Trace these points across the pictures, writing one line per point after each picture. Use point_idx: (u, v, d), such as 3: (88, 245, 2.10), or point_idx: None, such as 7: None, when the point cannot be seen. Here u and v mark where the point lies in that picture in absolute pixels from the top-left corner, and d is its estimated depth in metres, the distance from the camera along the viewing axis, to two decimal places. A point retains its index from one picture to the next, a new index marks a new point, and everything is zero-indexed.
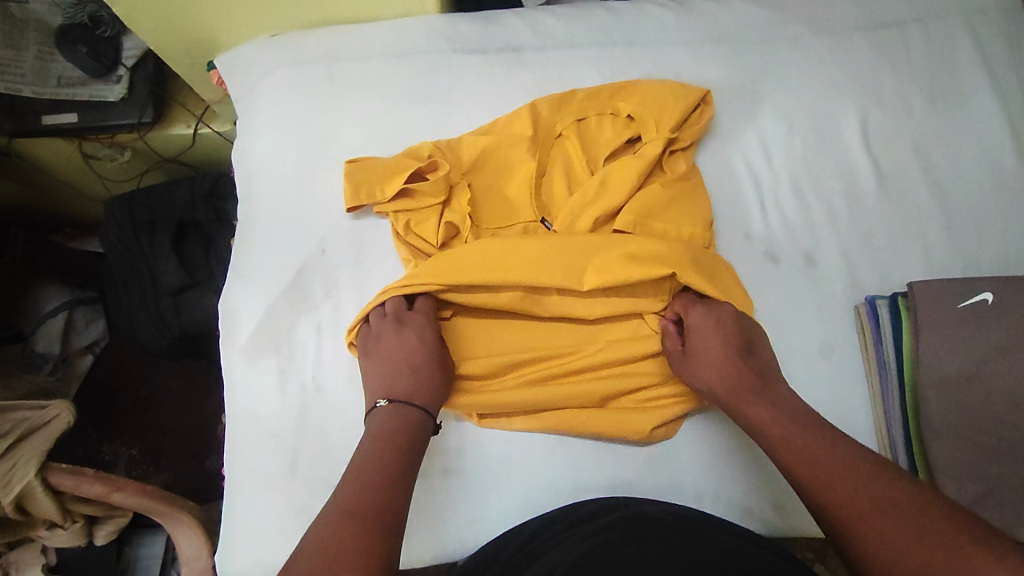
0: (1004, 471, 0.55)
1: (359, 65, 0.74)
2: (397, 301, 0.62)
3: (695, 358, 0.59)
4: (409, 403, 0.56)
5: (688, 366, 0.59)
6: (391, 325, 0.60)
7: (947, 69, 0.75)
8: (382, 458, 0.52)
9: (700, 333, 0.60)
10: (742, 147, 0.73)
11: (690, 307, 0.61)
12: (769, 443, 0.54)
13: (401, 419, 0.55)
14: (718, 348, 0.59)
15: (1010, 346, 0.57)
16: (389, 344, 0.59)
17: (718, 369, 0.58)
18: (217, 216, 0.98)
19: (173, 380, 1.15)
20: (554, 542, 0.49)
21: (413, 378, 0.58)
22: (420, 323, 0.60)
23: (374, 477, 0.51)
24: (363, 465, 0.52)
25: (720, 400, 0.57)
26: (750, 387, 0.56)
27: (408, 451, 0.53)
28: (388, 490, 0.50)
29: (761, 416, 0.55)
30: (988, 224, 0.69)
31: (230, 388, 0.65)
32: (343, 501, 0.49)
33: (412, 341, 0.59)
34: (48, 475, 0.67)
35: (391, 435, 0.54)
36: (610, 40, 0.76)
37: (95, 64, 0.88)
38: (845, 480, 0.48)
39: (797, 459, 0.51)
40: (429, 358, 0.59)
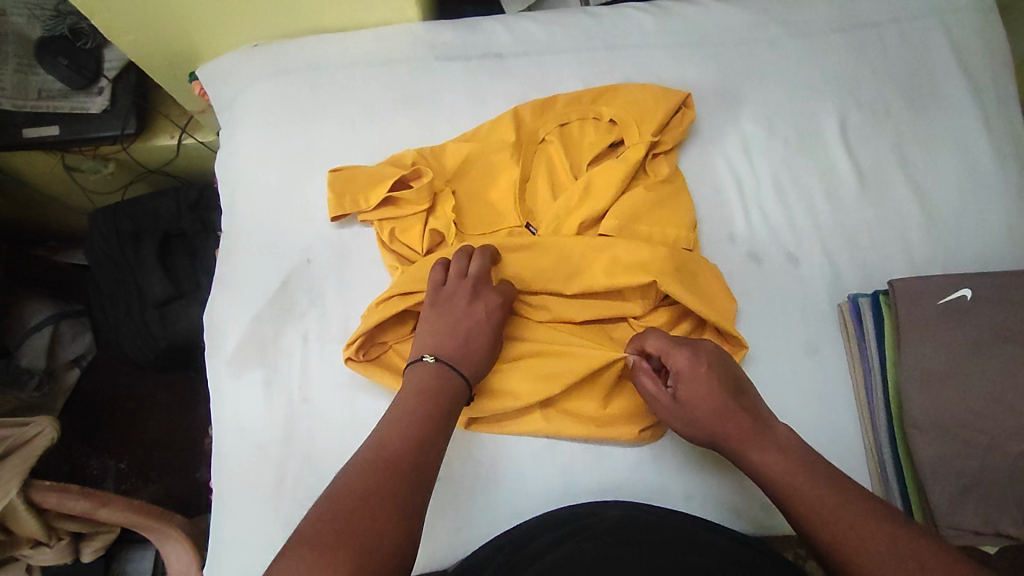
0: (987, 465, 0.56)
1: (341, 73, 0.74)
2: (482, 267, 0.60)
3: (687, 407, 0.55)
4: (459, 375, 0.55)
5: (682, 417, 0.56)
6: (468, 289, 0.59)
7: (923, 69, 0.76)
8: (423, 413, 0.52)
9: (684, 376, 0.56)
10: (724, 149, 0.73)
11: (669, 348, 0.57)
12: (782, 494, 0.49)
13: (447, 387, 0.54)
14: (711, 397, 0.54)
15: (991, 341, 0.58)
16: (458, 309, 0.58)
17: (716, 418, 0.54)
18: (203, 227, 0.97)
19: (161, 392, 1.15)
20: (545, 548, 0.49)
21: (474, 349, 0.57)
22: (492, 300, 0.59)
23: (409, 426, 0.51)
24: (406, 414, 0.52)
25: (720, 444, 0.54)
26: (753, 428, 0.53)
27: (448, 412, 0.53)
28: (428, 441, 0.50)
29: (769, 462, 0.51)
30: (966, 221, 0.70)
31: (218, 400, 0.65)
32: (379, 446, 0.49)
33: (479, 315, 0.58)
34: (32, 494, 0.67)
35: (435, 395, 0.53)
36: (591, 45, 0.76)
37: (77, 76, 0.88)
38: (865, 539, 0.44)
39: (813, 508, 0.47)
40: (491, 338, 0.59)
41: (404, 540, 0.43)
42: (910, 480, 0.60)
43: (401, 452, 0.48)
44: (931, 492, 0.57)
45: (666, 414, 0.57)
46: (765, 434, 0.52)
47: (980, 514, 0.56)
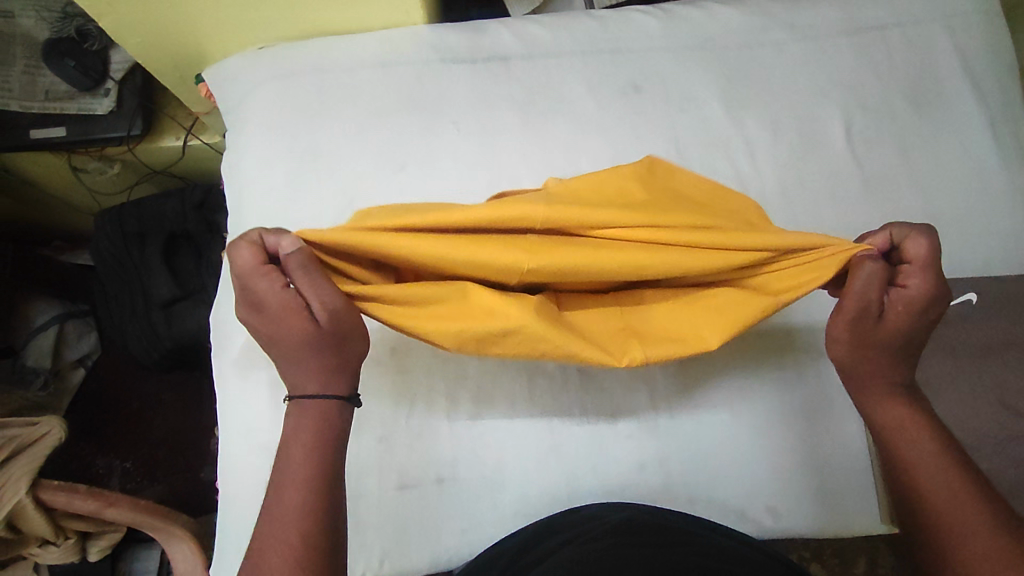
0: (991, 468, 0.57)
1: (347, 76, 0.74)
2: (245, 268, 0.46)
3: (874, 334, 0.49)
4: (303, 398, 0.48)
5: (860, 340, 0.49)
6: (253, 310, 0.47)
7: (929, 72, 0.76)
8: (291, 481, 0.47)
9: (909, 303, 0.48)
10: (730, 152, 0.73)
11: (909, 268, 0.47)
12: (894, 449, 0.49)
13: (301, 420, 0.48)
14: (903, 334, 0.49)
15: (998, 347, 0.59)
16: (267, 333, 0.48)
17: (884, 358, 0.50)
18: (207, 228, 0.98)
19: (166, 391, 1.15)
20: (550, 549, 0.50)
21: (292, 361, 0.48)
22: (276, 299, 0.46)
23: (284, 502, 0.46)
24: (276, 487, 0.47)
25: (855, 380, 0.51)
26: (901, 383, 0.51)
27: (313, 459, 0.47)
28: (309, 510, 0.45)
29: (905, 420, 0.50)
30: (972, 226, 0.70)
31: (225, 401, 0.65)
32: (263, 535, 0.45)
33: (281, 329, 0.47)
34: (40, 493, 0.68)
35: (291, 444, 0.47)
36: (596, 48, 0.76)
37: (83, 78, 0.88)
38: (973, 524, 0.45)
39: (934, 479, 0.47)
40: (294, 333, 0.47)
41: None
42: None
43: (276, 544, 0.44)
44: None
45: (840, 330, 0.50)
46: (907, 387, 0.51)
47: None
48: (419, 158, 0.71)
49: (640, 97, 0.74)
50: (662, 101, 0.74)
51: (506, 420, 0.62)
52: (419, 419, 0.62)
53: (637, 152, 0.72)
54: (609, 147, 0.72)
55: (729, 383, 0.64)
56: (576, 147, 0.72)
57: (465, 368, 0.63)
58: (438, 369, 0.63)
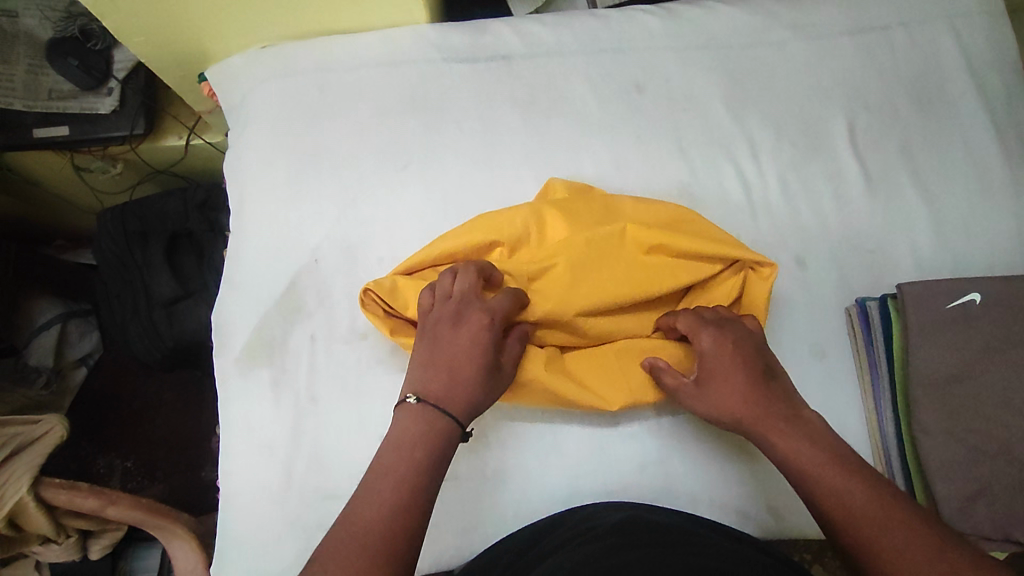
0: (995, 470, 0.56)
1: (350, 75, 0.74)
2: (465, 286, 0.56)
3: (711, 385, 0.55)
4: (437, 408, 0.50)
5: (704, 395, 0.55)
6: (450, 314, 0.55)
7: (932, 72, 0.76)
8: (402, 475, 0.47)
9: (715, 353, 0.55)
10: (732, 151, 0.73)
11: (696, 330, 0.57)
12: (799, 483, 0.49)
13: (430, 423, 0.50)
14: (740, 375, 0.54)
15: (999, 346, 0.59)
16: (442, 338, 0.54)
17: (748, 402, 0.53)
18: (210, 228, 0.97)
19: (168, 390, 1.15)
20: (550, 548, 0.50)
21: (457, 375, 0.52)
22: (479, 323, 0.54)
23: (388, 494, 0.46)
24: (384, 477, 0.47)
25: (748, 431, 0.53)
26: (782, 414, 0.52)
27: (427, 467, 0.48)
28: (406, 514, 0.45)
29: (795, 450, 0.50)
30: (975, 225, 0.70)
31: (226, 400, 0.65)
32: (352, 518, 0.45)
33: (463, 340, 0.53)
34: (41, 491, 0.67)
35: (415, 443, 0.48)
36: (598, 47, 0.76)
37: (86, 77, 0.88)
38: (884, 534, 0.44)
39: (837, 497, 0.46)
40: (483, 359, 0.53)
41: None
42: (917, 481, 0.60)
43: (369, 533, 0.43)
44: (939, 495, 0.57)
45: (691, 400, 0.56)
46: (795, 421, 0.52)
47: (990, 519, 0.56)
48: (420, 157, 0.71)
49: (641, 96, 0.74)
50: (664, 101, 0.74)
51: (508, 419, 0.62)
52: None
53: (639, 151, 0.72)
54: (611, 147, 0.72)
55: None
56: (577, 147, 0.72)
57: None
58: None
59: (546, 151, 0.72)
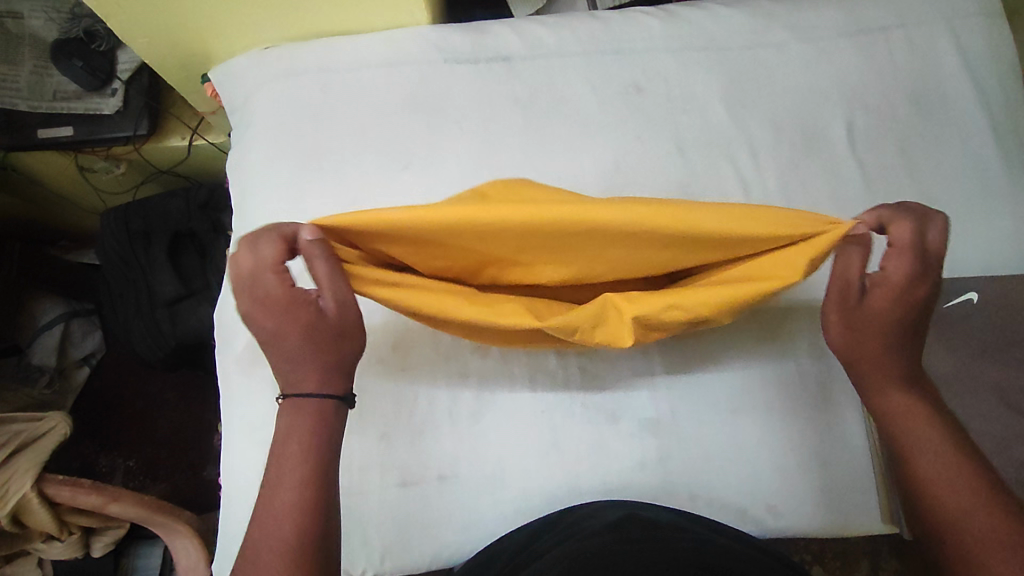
0: (992, 467, 0.57)
1: (352, 75, 0.74)
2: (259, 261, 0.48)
3: (857, 319, 0.50)
4: (301, 395, 0.48)
5: (853, 322, 0.50)
6: (252, 300, 0.48)
7: (931, 73, 0.76)
8: (283, 481, 0.46)
9: (886, 286, 0.49)
10: (732, 152, 0.73)
11: (899, 253, 0.49)
12: (906, 439, 0.49)
13: (298, 418, 0.48)
14: (899, 317, 0.50)
15: (995, 345, 0.60)
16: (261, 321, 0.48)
17: (883, 342, 0.50)
18: (213, 227, 0.98)
19: (171, 389, 1.16)
20: (546, 547, 0.50)
21: (287, 354, 0.48)
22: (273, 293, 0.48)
23: (279, 504, 0.46)
24: (268, 488, 0.46)
25: (860, 368, 0.51)
26: (902, 373, 0.51)
27: (319, 438, 0.48)
28: (307, 489, 0.46)
29: (910, 408, 0.50)
30: (974, 225, 0.70)
31: (229, 398, 0.66)
32: (255, 539, 0.45)
33: (271, 322, 0.48)
34: (45, 488, 0.68)
35: (287, 442, 0.47)
36: (599, 48, 0.77)
37: (91, 78, 0.89)
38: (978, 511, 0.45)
39: (938, 466, 0.47)
40: (301, 330, 0.48)
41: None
42: None
43: (269, 549, 0.44)
44: None
45: (834, 314, 0.51)
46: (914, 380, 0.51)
47: None
48: (422, 157, 0.72)
49: (642, 97, 0.75)
50: (663, 102, 0.75)
51: (507, 417, 0.63)
52: (420, 416, 0.62)
53: (640, 152, 0.73)
54: (611, 148, 0.73)
55: (730, 382, 0.64)
56: (578, 147, 0.73)
57: (467, 367, 0.64)
58: (441, 365, 0.64)
59: (547, 151, 0.72)
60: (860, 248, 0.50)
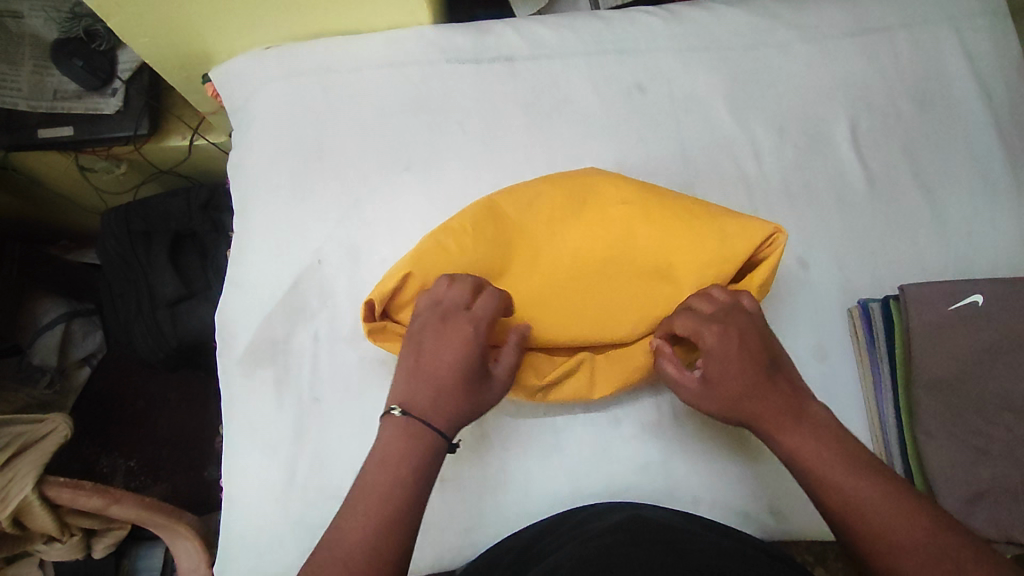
0: (996, 471, 0.57)
1: (353, 76, 0.74)
2: (457, 298, 0.55)
3: (714, 388, 0.53)
4: (424, 423, 0.50)
5: (710, 395, 0.53)
6: (438, 322, 0.54)
7: (935, 73, 0.76)
8: (380, 489, 0.48)
9: (715, 357, 0.53)
10: (735, 152, 0.73)
11: (697, 328, 0.54)
12: (810, 478, 0.49)
13: (412, 441, 0.50)
14: (749, 372, 0.52)
15: (1000, 347, 0.59)
16: (430, 346, 0.53)
17: (751, 400, 0.52)
18: (214, 227, 0.97)
19: (172, 390, 1.15)
20: (551, 548, 0.50)
21: (436, 389, 0.51)
22: (464, 330, 0.53)
23: (370, 509, 0.47)
24: (363, 499, 0.47)
25: (753, 423, 0.52)
26: (783, 415, 0.51)
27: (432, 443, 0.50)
28: (408, 479, 0.48)
29: (800, 446, 0.50)
30: (978, 227, 0.70)
31: (229, 400, 0.65)
32: (333, 544, 0.45)
33: (451, 351, 0.52)
34: (46, 490, 0.67)
35: (398, 461, 0.49)
36: (601, 48, 0.76)
37: (90, 77, 0.88)
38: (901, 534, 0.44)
39: (844, 499, 0.46)
40: (468, 370, 0.52)
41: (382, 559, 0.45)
42: (918, 481, 0.60)
43: (348, 545, 0.45)
44: (941, 494, 0.58)
45: (695, 397, 0.55)
46: (802, 416, 0.51)
47: (991, 520, 0.57)
48: (424, 158, 0.71)
49: (644, 98, 0.74)
50: (665, 102, 0.74)
51: (509, 419, 0.63)
52: None
53: (643, 153, 0.72)
54: (614, 149, 0.72)
55: None
56: (581, 148, 0.72)
57: None
58: None
59: (549, 152, 0.72)
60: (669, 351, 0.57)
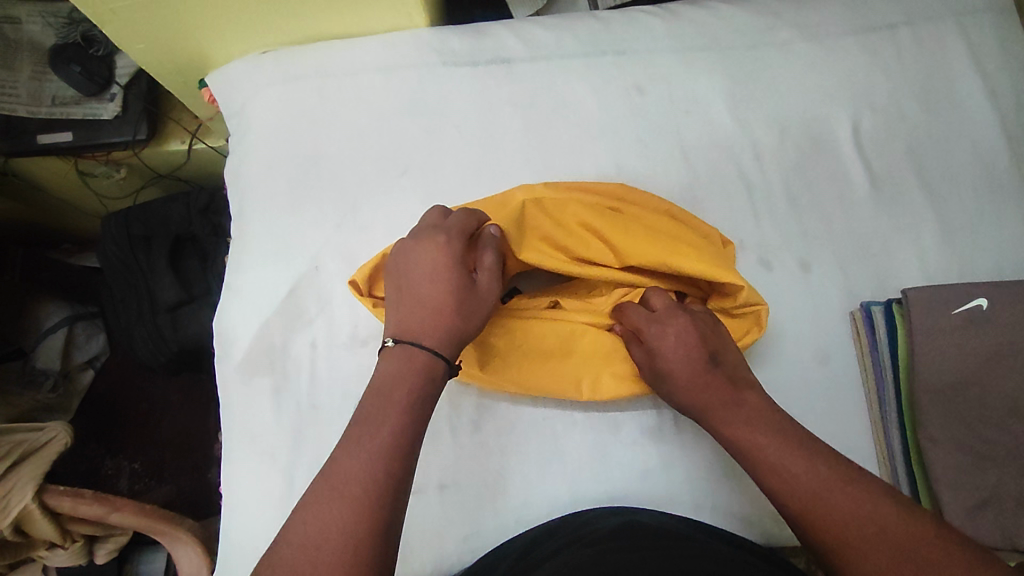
0: (1001, 478, 0.57)
1: (350, 80, 0.73)
2: (432, 217, 0.57)
3: (661, 376, 0.56)
4: (415, 343, 0.51)
5: (659, 382, 0.57)
6: (413, 241, 0.55)
7: (939, 71, 0.75)
8: (382, 421, 0.47)
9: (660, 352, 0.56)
10: (735, 153, 0.72)
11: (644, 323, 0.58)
12: (756, 466, 0.50)
13: (404, 366, 0.50)
14: (687, 366, 0.55)
15: (1005, 352, 0.59)
16: (409, 264, 0.54)
17: (695, 390, 0.55)
18: (214, 231, 0.98)
19: (175, 393, 1.16)
20: (547, 554, 0.49)
21: (421, 306, 0.52)
22: (438, 241, 0.54)
23: (371, 440, 0.46)
24: (368, 428, 0.47)
25: (700, 416, 0.55)
26: (726, 402, 0.53)
27: (429, 375, 0.50)
28: (409, 412, 0.48)
29: (740, 435, 0.52)
30: (983, 228, 0.69)
31: (227, 407, 0.65)
32: (331, 472, 0.45)
33: (427, 265, 0.54)
34: (46, 498, 0.68)
35: (391, 388, 0.49)
36: (599, 49, 0.75)
37: (88, 83, 0.88)
38: (844, 509, 0.45)
39: (782, 482, 0.48)
40: (447, 278, 0.53)
41: (380, 490, 0.44)
42: (922, 487, 0.60)
43: (349, 478, 0.44)
44: (945, 500, 0.57)
45: (650, 382, 0.58)
46: (736, 403, 0.53)
47: (996, 529, 0.56)
48: (420, 162, 0.71)
49: (643, 99, 0.73)
50: (665, 103, 0.73)
51: (507, 424, 0.62)
52: None
53: (642, 155, 0.72)
54: (613, 152, 0.72)
55: None
56: (579, 151, 0.72)
57: None
58: None
59: (548, 157, 0.71)
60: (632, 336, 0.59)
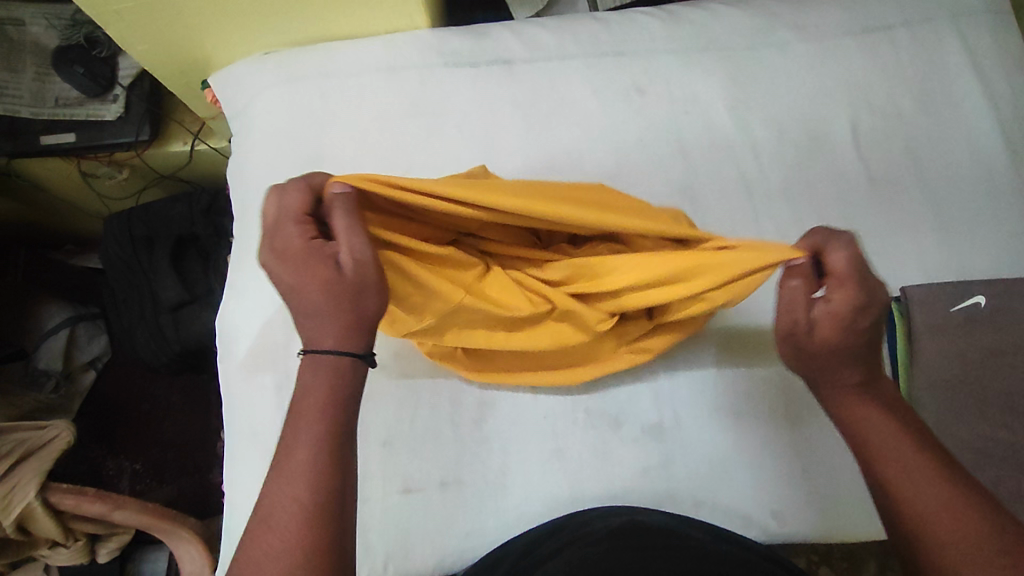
0: (999, 474, 0.57)
1: (352, 81, 0.74)
2: (272, 210, 0.47)
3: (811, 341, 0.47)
4: (319, 350, 0.45)
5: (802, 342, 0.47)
6: (265, 245, 0.46)
7: (937, 71, 0.75)
8: (304, 440, 0.44)
9: (834, 317, 0.46)
10: (735, 153, 0.73)
11: (847, 279, 0.46)
12: (865, 451, 0.46)
13: (315, 377, 0.45)
14: (847, 339, 0.47)
15: (1003, 350, 0.59)
16: (272, 272, 0.46)
17: (835, 359, 0.47)
18: (216, 233, 0.99)
19: (176, 394, 1.16)
20: (551, 551, 0.50)
21: (305, 310, 0.46)
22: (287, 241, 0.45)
23: (295, 464, 0.43)
24: (290, 451, 0.43)
25: (815, 383, 0.49)
26: (857, 381, 0.48)
27: (342, 381, 0.46)
28: (329, 426, 0.44)
29: (863, 417, 0.47)
30: (982, 227, 0.70)
31: (231, 406, 0.66)
32: (263, 503, 0.43)
33: (287, 271, 0.45)
34: (49, 496, 0.68)
35: (303, 401, 0.45)
36: (600, 50, 0.76)
37: (92, 84, 0.89)
38: (947, 518, 0.41)
39: (901, 474, 0.44)
40: (309, 276, 0.45)
41: (313, 516, 0.42)
42: None
43: (279, 508, 0.42)
44: None
45: (790, 332, 0.48)
46: (868, 386, 0.48)
47: None
48: (421, 162, 0.71)
49: (644, 99, 0.74)
50: (665, 103, 0.74)
51: (509, 423, 0.63)
52: (423, 422, 0.62)
53: (642, 155, 0.72)
54: (614, 152, 0.72)
55: (732, 384, 0.64)
56: (580, 150, 0.72)
57: None
58: (442, 369, 0.64)
59: (549, 156, 0.72)
60: (800, 283, 0.47)
